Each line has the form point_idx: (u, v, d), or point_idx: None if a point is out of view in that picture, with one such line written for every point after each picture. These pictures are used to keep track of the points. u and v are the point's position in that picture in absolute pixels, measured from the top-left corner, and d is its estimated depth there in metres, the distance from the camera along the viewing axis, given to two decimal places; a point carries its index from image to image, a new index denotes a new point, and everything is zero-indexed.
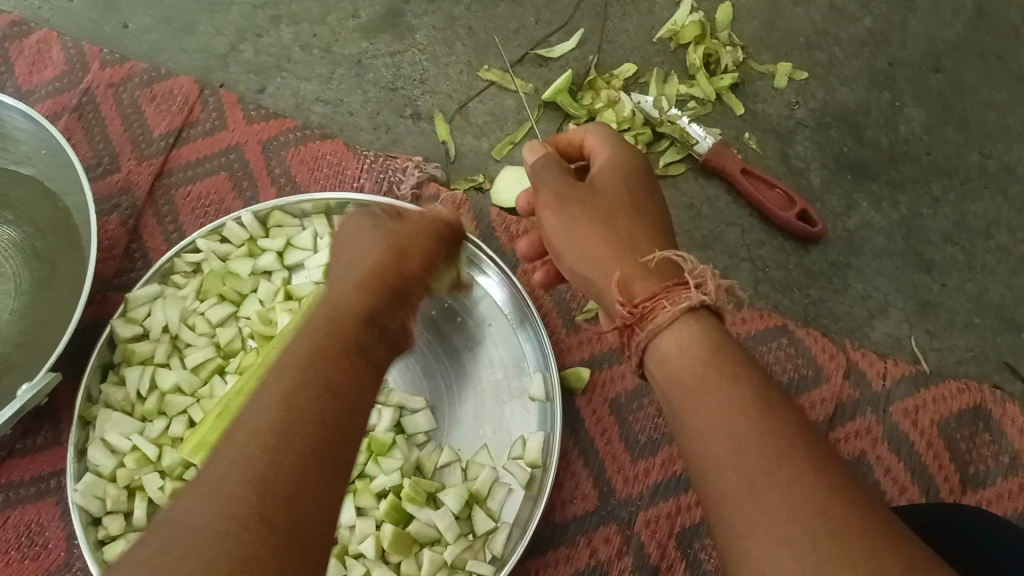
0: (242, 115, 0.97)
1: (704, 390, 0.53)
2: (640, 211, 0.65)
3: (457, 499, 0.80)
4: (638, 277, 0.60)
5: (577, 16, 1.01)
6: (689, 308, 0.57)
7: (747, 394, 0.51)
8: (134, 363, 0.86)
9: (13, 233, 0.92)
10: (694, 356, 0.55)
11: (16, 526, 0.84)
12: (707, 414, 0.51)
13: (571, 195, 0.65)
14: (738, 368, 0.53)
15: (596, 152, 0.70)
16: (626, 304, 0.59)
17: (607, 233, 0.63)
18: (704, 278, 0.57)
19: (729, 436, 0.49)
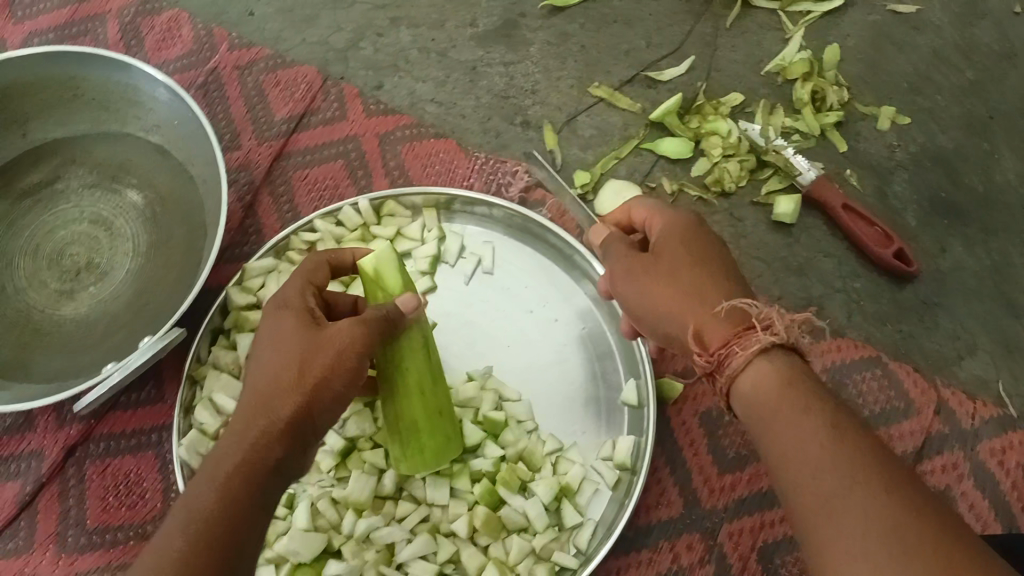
0: (361, 107, 1.01)
1: (783, 421, 0.55)
2: (710, 260, 0.67)
3: (548, 490, 0.82)
4: (711, 323, 0.61)
5: (687, 43, 1.03)
6: (762, 350, 0.58)
7: (820, 423, 0.53)
8: (246, 330, 0.89)
9: (137, 197, 0.95)
10: (771, 391, 0.57)
11: (115, 474, 0.86)
12: (784, 443, 0.54)
13: (644, 263, 0.68)
14: (811, 399, 0.55)
15: (647, 221, 0.73)
16: (704, 354, 0.61)
17: (683, 290, 0.64)
18: (771, 320, 0.59)
19: (805, 466, 0.52)
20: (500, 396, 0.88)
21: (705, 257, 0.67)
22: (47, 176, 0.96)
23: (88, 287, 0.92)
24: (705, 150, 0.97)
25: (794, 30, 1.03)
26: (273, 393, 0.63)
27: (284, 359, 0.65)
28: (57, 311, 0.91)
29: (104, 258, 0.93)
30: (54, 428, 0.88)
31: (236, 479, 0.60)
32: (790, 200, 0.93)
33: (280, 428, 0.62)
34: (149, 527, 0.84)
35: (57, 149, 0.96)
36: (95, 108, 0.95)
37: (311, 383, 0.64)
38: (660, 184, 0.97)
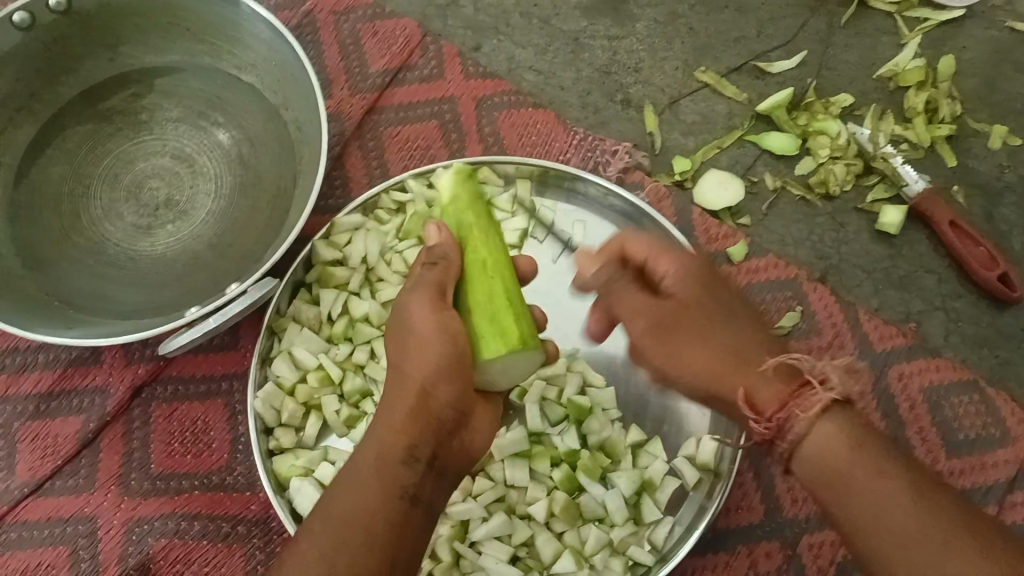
0: (460, 68, 0.97)
1: (854, 486, 0.55)
2: (743, 311, 0.67)
3: (630, 483, 0.79)
4: (760, 384, 0.61)
5: (799, 37, 1.00)
6: (825, 408, 0.58)
7: (898, 484, 0.54)
8: (329, 286, 0.86)
9: (224, 137, 0.92)
10: (838, 453, 0.56)
11: (182, 420, 0.83)
12: (861, 508, 0.54)
13: (665, 323, 0.67)
14: (880, 458, 0.55)
15: (657, 259, 0.70)
16: (761, 420, 0.60)
17: (710, 346, 0.65)
18: (825, 374, 0.59)
19: (885, 527, 0.53)
20: (584, 381, 0.85)
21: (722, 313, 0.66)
22: (132, 104, 0.93)
23: (167, 225, 0.89)
24: (812, 148, 0.95)
25: (910, 36, 0.99)
26: (392, 387, 0.64)
27: (399, 350, 0.65)
28: (133, 246, 0.88)
29: (185, 196, 0.90)
30: (122, 364, 0.85)
31: (372, 474, 0.60)
32: (897, 210, 0.91)
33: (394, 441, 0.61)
34: (215, 478, 0.81)
35: (145, 77, 0.93)
36: (189, 38, 0.91)
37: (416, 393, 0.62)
38: (762, 179, 0.94)
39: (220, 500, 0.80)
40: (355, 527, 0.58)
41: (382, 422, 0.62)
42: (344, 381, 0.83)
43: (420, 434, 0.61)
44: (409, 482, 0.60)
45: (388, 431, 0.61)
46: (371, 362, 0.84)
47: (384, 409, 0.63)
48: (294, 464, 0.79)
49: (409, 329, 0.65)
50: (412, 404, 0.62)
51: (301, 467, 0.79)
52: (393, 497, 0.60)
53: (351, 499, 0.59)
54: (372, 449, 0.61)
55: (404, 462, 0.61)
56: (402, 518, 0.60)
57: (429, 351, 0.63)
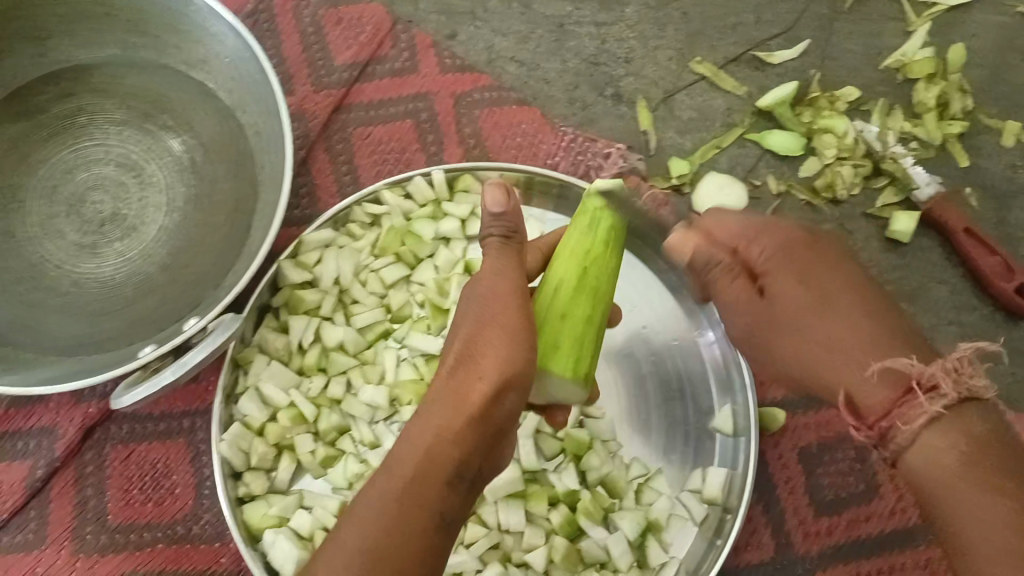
0: (435, 60, 0.89)
1: (960, 503, 0.49)
2: (877, 324, 0.56)
3: (634, 525, 0.73)
4: (862, 389, 0.54)
5: (800, 23, 0.92)
6: (931, 419, 0.50)
7: (1007, 504, 0.47)
8: (299, 312, 0.76)
9: (175, 143, 0.82)
10: (956, 471, 0.49)
11: (140, 463, 0.75)
12: (971, 525, 0.48)
13: (765, 323, 0.62)
14: (1002, 476, 0.48)
15: (751, 246, 0.62)
16: (865, 427, 0.54)
17: (853, 336, 0.56)
18: (936, 381, 0.50)
19: (998, 548, 0.46)
20: (582, 412, 0.78)
21: (829, 290, 0.58)
22: (64, 106, 0.82)
23: (114, 243, 0.80)
24: (818, 148, 0.88)
25: (917, 23, 0.92)
26: (456, 374, 0.57)
27: (465, 344, 0.59)
28: (76, 267, 0.79)
29: (132, 210, 0.80)
30: (71, 402, 0.76)
31: (414, 489, 0.52)
32: (909, 218, 0.85)
33: (453, 440, 0.53)
34: (179, 528, 0.73)
35: (80, 75, 0.82)
36: (129, 30, 0.81)
37: (484, 398, 0.55)
38: (765, 182, 0.88)
39: (186, 554, 0.73)
40: (389, 546, 0.49)
41: (438, 416, 0.54)
42: (319, 418, 0.74)
43: (472, 450, 0.54)
44: (449, 507, 0.53)
45: (448, 431, 0.54)
46: (348, 396, 0.75)
47: (432, 404, 0.56)
48: (267, 513, 0.70)
49: (484, 324, 0.59)
50: (474, 409, 0.55)
51: (275, 517, 0.70)
52: (430, 524, 0.51)
53: (390, 501, 0.51)
54: (422, 444, 0.53)
55: (451, 482, 0.53)
56: (437, 546, 0.52)
57: (506, 357, 0.57)
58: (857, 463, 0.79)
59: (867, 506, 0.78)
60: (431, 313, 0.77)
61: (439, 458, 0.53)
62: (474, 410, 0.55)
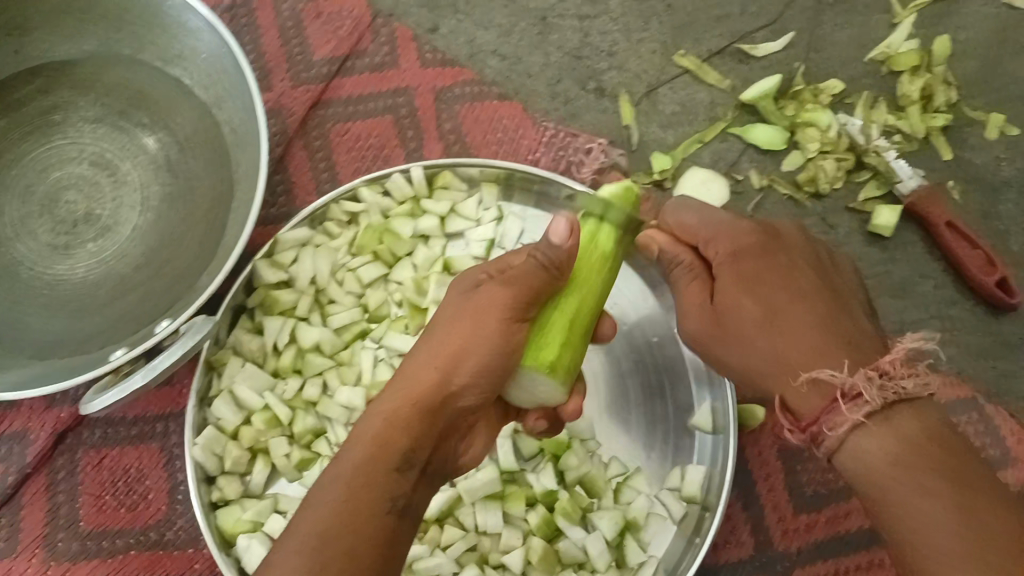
0: (415, 54, 0.88)
1: (897, 502, 0.53)
2: (817, 326, 0.58)
3: (612, 525, 0.73)
4: (794, 396, 0.58)
5: (786, 14, 0.91)
6: (855, 425, 0.55)
7: (948, 508, 0.51)
8: (274, 312, 0.76)
9: (151, 142, 0.82)
10: (883, 470, 0.54)
11: (112, 469, 0.75)
12: (908, 526, 0.53)
13: (717, 329, 0.62)
14: (926, 474, 0.53)
15: (711, 245, 0.63)
16: (796, 427, 0.58)
17: (794, 334, 0.59)
18: (859, 389, 0.54)
19: (918, 531, 0.52)
20: None
21: (773, 305, 0.60)
22: (40, 104, 0.82)
23: (88, 243, 0.79)
24: (801, 142, 0.87)
25: (904, 14, 0.91)
26: (416, 363, 0.58)
27: (430, 340, 0.59)
28: (50, 268, 0.78)
29: (107, 209, 0.80)
30: (43, 408, 0.76)
31: (364, 474, 0.52)
32: (892, 211, 0.84)
33: (404, 420, 0.54)
34: (152, 534, 0.73)
35: (55, 73, 0.82)
36: (106, 27, 0.80)
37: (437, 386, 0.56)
38: (748, 177, 0.87)
39: (159, 560, 0.73)
40: (337, 533, 0.49)
41: (389, 402, 0.56)
42: (295, 420, 0.74)
43: (424, 436, 0.55)
44: (400, 493, 0.52)
45: (399, 414, 0.55)
46: (324, 397, 0.75)
47: (389, 392, 0.56)
48: (240, 518, 0.70)
49: (461, 314, 0.59)
50: (426, 396, 0.56)
51: (249, 521, 0.70)
52: (381, 508, 0.51)
53: (338, 489, 0.51)
54: (370, 432, 0.54)
55: (397, 469, 0.53)
56: (390, 533, 0.51)
57: (470, 348, 0.57)
58: None
59: (846, 503, 0.78)
60: (410, 312, 0.77)
61: (389, 443, 0.53)
62: (427, 395, 0.56)
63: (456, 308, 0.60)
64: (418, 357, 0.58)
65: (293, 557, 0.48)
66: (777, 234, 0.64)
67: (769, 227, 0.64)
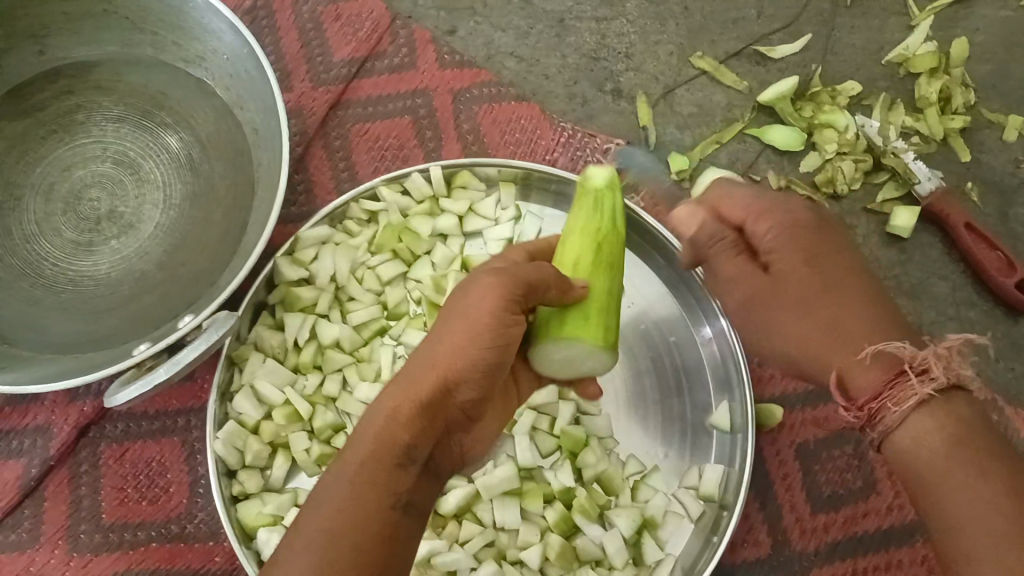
0: (433, 55, 0.89)
1: (949, 484, 0.51)
2: (869, 312, 0.59)
3: (629, 522, 0.73)
4: (854, 371, 0.55)
5: (802, 17, 0.91)
6: (922, 401, 0.53)
7: (1003, 491, 0.50)
8: (294, 309, 0.76)
9: (173, 140, 0.82)
10: (937, 451, 0.52)
11: (135, 462, 0.75)
12: (958, 509, 0.51)
13: (767, 296, 0.62)
14: (981, 457, 0.51)
15: (759, 223, 0.62)
16: (852, 407, 0.55)
17: (844, 312, 0.59)
18: (928, 365, 0.53)
19: (971, 513, 0.50)
20: (578, 408, 0.77)
21: (832, 278, 0.60)
22: (64, 104, 0.83)
23: (110, 240, 0.80)
24: (819, 143, 0.87)
25: (921, 17, 0.91)
26: (416, 361, 0.56)
27: (428, 333, 0.57)
28: (73, 265, 0.79)
29: (130, 207, 0.81)
30: (66, 402, 0.76)
31: (367, 471, 0.52)
32: (909, 212, 0.84)
33: (403, 420, 0.54)
34: (173, 526, 0.74)
35: (79, 73, 0.83)
36: (126, 27, 0.81)
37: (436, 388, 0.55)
38: (765, 178, 0.87)
39: (179, 553, 0.73)
40: (341, 529, 0.50)
41: (390, 402, 0.54)
42: (315, 416, 0.74)
43: (421, 433, 0.54)
44: (403, 488, 0.53)
45: (398, 415, 0.54)
46: (343, 393, 0.75)
47: (388, 391, 0.55)
48: (260, 511, 0.70)
49: (455, 314, 0.56)
50: (425, 398, 0.54)
51: (269, 515, 0.70)
52: (385, 504, 0.52)
53: (341, 487, 0.52)
54: (372, 430, 0.53)
55: (400, 464, 0.53)
56: (393, 528, 0.52)
57: (464, 350, 0.55)
58: (855, 461, 0.79)
59: (864, 503, 0.78)
60: (427, 310, 0.77)
61: (388, 442, 0.53)
62: (426, 398, 0.54)
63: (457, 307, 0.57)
64: (419, 352, 0.57)
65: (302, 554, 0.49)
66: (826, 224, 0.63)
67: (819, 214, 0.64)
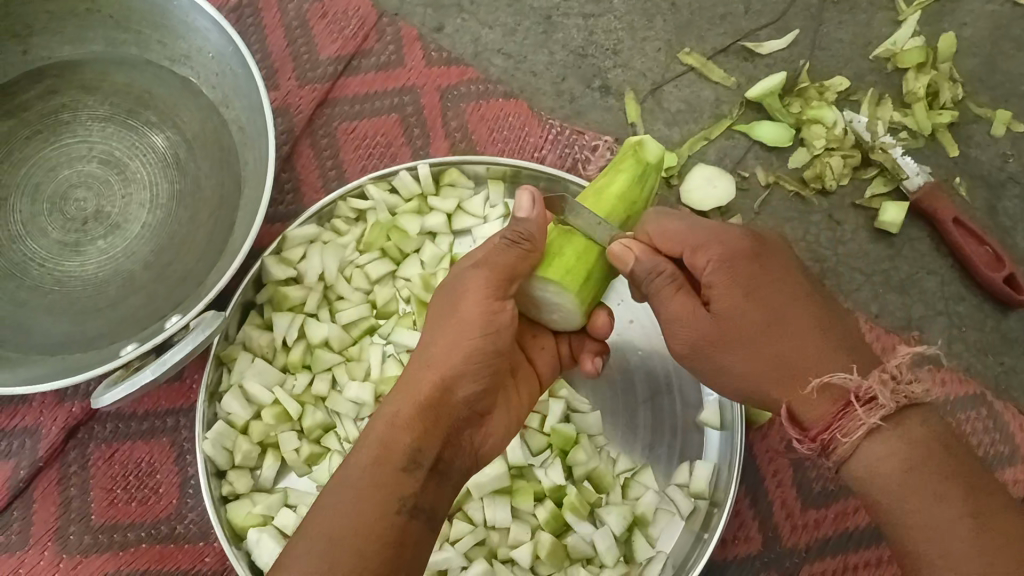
0: (421, 53, 0.89)
1: (906, 507, 0.53)
2: (834, 353, 0.57)
3: (621, 520, 0.72)
4: (801, 404, 0.57)
5: (790, 12, 0.91)
6: (871, 430, 0.54)
7: (959, 514, 0.52)
8: (283, 308, 0.76)
9: (159, 140, 0.82)
10: (892, 476, 0.54)
11: (124, 462, 0.75)
12: (916, 531, 0.53)
13: (717, 339, 0.59)
14: (940, 479, 0.53)
15: (698, 252, 0.60)
16: (806, 439, 0.57)
17: (797, 343, 0.57)
18: (874, 393, 0.53)
19: (931, 533, 0.52)
20: (568, 406, 0.77)
21: (777, 314, 0.58)
22: (49, 103, 0.82)
23: (97, 241, 0.80)
24: (806, 139, 0.87)
25: (908, 11, 0.91)
26: (414, 365, 0.59)
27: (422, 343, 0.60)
28: (59, 266, 0.79)
29: (116, 207, 0.80)
30: (54, 403, 0.76)
31: (371, 475, 0.53)
32: (897, 207, 0.84)
33: (406, 417, 0.55)
34: (163, 527, 0.73)
35: (63, 72, 0.82)
36: (112, 26, 0.80)
37: (433, 388, 0.57)
38: (754, 174, 0.87)
39: (170, 553, 0.73)
40: (340, 534, 0.51)
41: (391, 407, 0.56)
42: (304, 416, 0.74)
43: (426, 437, 0.55)
44: (407, 493, 0.53)
45: (402, 419, 0.55)
46: (333, 392, 0.75)
47: (393, 396, 0.57)
48: (251, 512, 0.70)
49: (447, 309, 0.59)
50: (424, 396, 0.56)
51: (259, 516, 0.70)
52: (391, 506, 0.52)
53: (347, 498, 0.52)
54: (374, 436, 0.55)
55: (403, 468, 0.54)
56: (403, 532, 0.53)
57: (457, 338, 0.58)
58: None
59: (854, 499, 0.78)
60: (417, 308, 0.77)
61: (392, 444, 0.54)
62: (428, 393, 0.56)
63: (447, 303, 0.60)
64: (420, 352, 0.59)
65: (311, 562, 0.49)
66: (749, 242, 0.60)
67: (753, 235, 0.61)
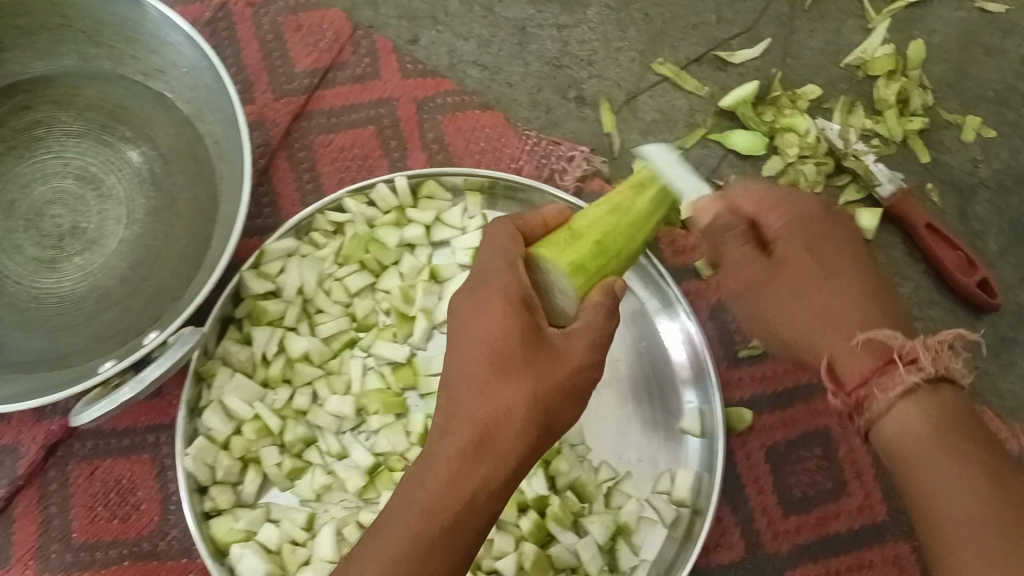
0: (397, 65, 0.89)
1: (930, 468, 0.53)
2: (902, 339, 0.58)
3: (604, 529, 0.73)
4: (841, 357, 0.57)
5: (762, 22, 0.93)
6: (908, 389, 0.54)
7: (976, 474, 0.52)
8: (261, 323, 0.75)
9: (135, 155, 0.81)
10: (920, 435, 0.53)
11: (103, 481, 0.74)
12: (939, 491, 0.52)
13: (762, 275, 0.62)
14: (967, 447, 0.53)
15: (769, 215, 0.63)
16: (841, 393, 0.57)
17: (838, 300, 0.59)
18: (918, 354, 0.54)
19: (950, 492, 0.52)
20: None
21: (834, 266, 0.60)
22: (22, 119, 0.81)
23: (74, 257, 0.79)
24: (779, 147, 0.88)
25: (877, 20, 0.92)
26: (501, 419, 0.54)
27: (515, 386, 0.54)
28: (34, 283, 0.78)
29: (92, 223, 0.80)
30: (33, 421, 0.75)
31: (449, 536, 0.51)
32: (871, 214, 0.85)
33: (497, 484, 0.53)
34: (145, 545, 0.73)
35: (37, 87, 0.81)
36: (84, 41, 0.80)
37: (520, 457, 0.54)
38: (728, 182, 0.87)
39: (152, 572, 0.72)
40: None
41: (481, 464, 0.53)
42: (285, 430, 0.73)
43: (504, 497, 0.54)
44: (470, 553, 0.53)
45: (490, 481, 0.53)
46: (313, 407, 0.75)
47: (474, 446, 0.53)
48: (233, 527, 0.69)
49: (531, 372, 0.55)
50: (517, 462, 0.54)
51: (242, 531, 0.70)
52: (455, 568, 0.52)
53: (413, 552, 0.50)
54: (456, 490, 0.52)
55: (478, 531, 0.53)
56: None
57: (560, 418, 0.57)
58: (824, 461, 0.80)
59: (835, 504, 0.79)
60: (397, 321, 0.77)
61: (472, 505, 0.52)
62: (519, 462, 0.54)
63: (541, 375, 0.55)
64: (500, 397, 0.54)
65: None
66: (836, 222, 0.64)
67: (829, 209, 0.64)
